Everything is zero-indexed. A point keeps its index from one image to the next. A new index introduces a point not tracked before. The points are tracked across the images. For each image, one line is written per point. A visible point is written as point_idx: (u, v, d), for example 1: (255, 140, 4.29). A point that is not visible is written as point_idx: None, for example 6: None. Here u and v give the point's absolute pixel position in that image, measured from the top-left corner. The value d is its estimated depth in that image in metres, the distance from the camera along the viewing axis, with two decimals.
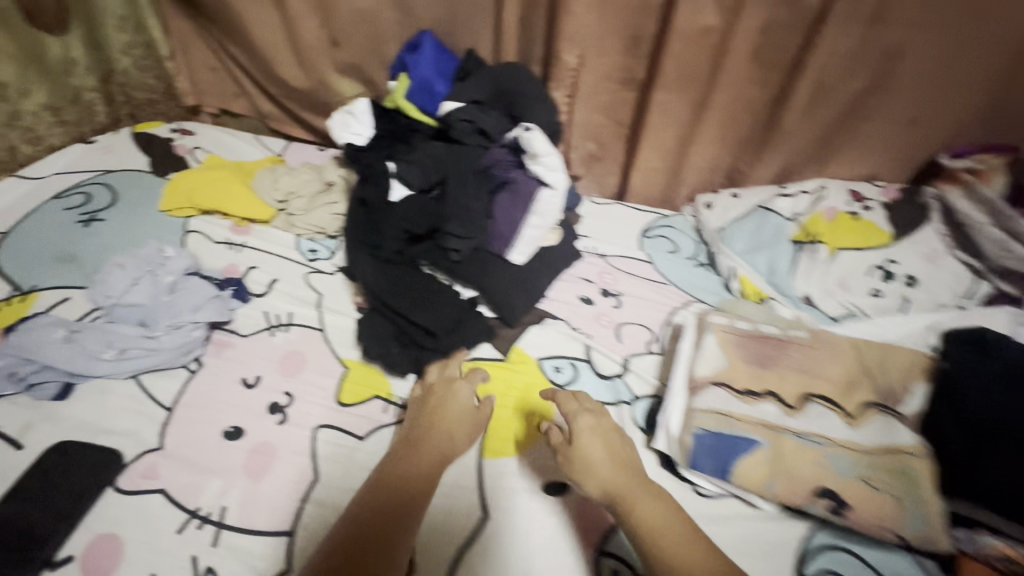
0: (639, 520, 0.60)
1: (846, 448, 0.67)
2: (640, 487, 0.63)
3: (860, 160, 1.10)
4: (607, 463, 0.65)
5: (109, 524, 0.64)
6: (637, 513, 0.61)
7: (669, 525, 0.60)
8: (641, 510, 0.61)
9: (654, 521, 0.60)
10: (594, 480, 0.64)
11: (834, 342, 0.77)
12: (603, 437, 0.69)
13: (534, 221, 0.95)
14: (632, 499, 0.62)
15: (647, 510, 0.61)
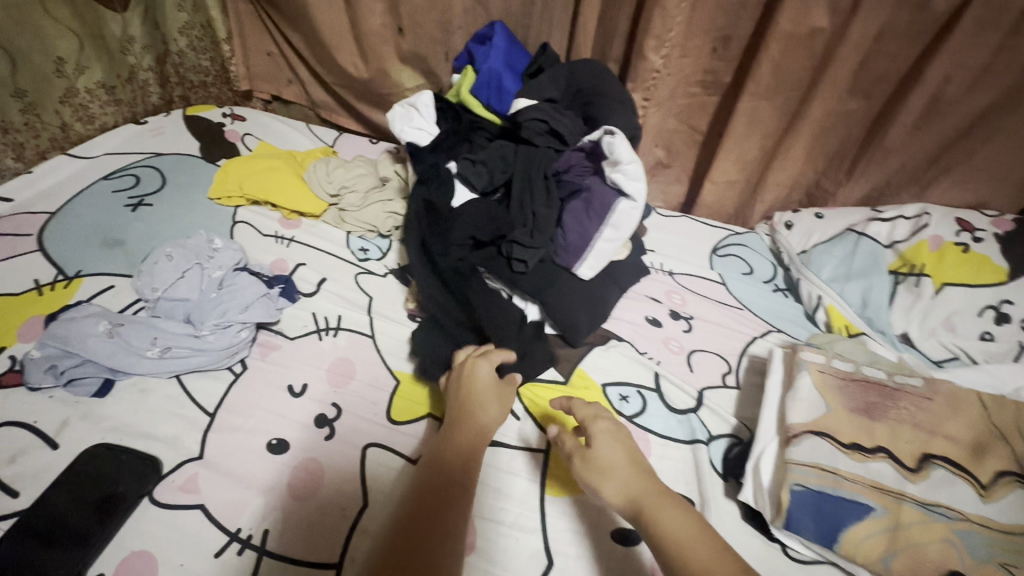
0: (658, 529, 0.51)
1: (978, 524, 0.57)
2: (657, 491, 0.55)
3: (971, 186, 0.99)
4: (624, 465, 0.58)
5: (144, 541, 0.58)
6: (659, 520, 0.52)
7: (685, 530, 0.50)
8: (661, 517, 0.52)
9: (678, 531, 0.50)
10: (616, 482, 0.57)
11: (954, 394, 0.68)
12: (622, 441, 0.61)
13: (609, 234, 0.84)
14: (657, 509, 0.53)
15: (665, 516, 0.52)
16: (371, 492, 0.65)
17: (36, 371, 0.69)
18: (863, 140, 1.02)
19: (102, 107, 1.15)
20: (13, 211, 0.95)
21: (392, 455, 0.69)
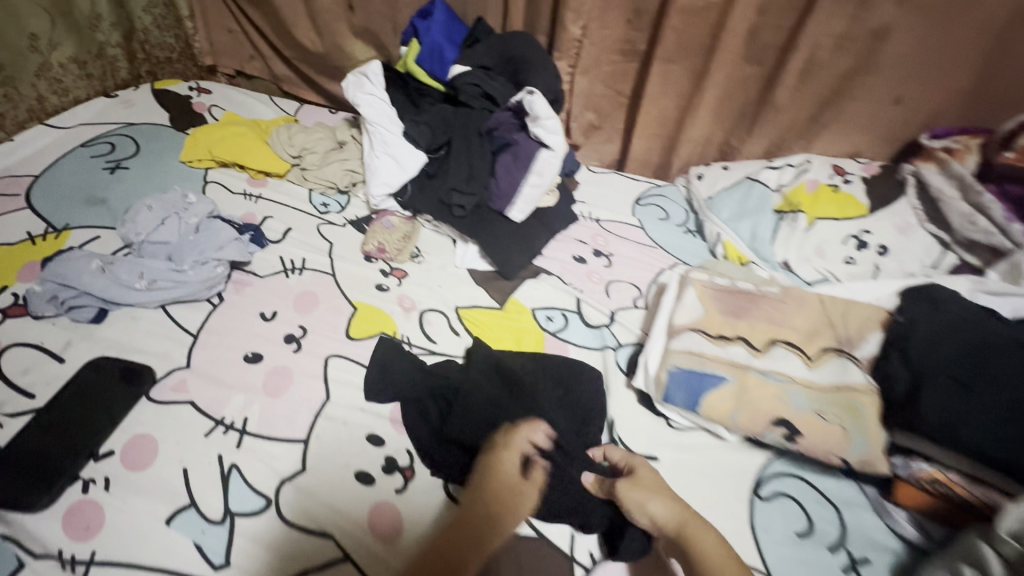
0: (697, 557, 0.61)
1: (804, 385, 0.74)
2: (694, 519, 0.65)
3: (845, 138, 1.17)
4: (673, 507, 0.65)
5: (145, 427, 0.72)
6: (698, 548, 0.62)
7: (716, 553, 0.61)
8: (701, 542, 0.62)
9: (709, 551, 0.61)
10: (663, 506, 0.65)
11: (802, 296, 0.85)
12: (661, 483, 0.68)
13: (533, 180, 0.99)
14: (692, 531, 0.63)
15: (704, 541, 0.62)
16: (333, 390, 0.80)
17: (40, 301, 0.81)
18: (758, 102, 1.17)
19: (73, 81, 1.23)
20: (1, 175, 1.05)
21: (353, 364, 0.84)
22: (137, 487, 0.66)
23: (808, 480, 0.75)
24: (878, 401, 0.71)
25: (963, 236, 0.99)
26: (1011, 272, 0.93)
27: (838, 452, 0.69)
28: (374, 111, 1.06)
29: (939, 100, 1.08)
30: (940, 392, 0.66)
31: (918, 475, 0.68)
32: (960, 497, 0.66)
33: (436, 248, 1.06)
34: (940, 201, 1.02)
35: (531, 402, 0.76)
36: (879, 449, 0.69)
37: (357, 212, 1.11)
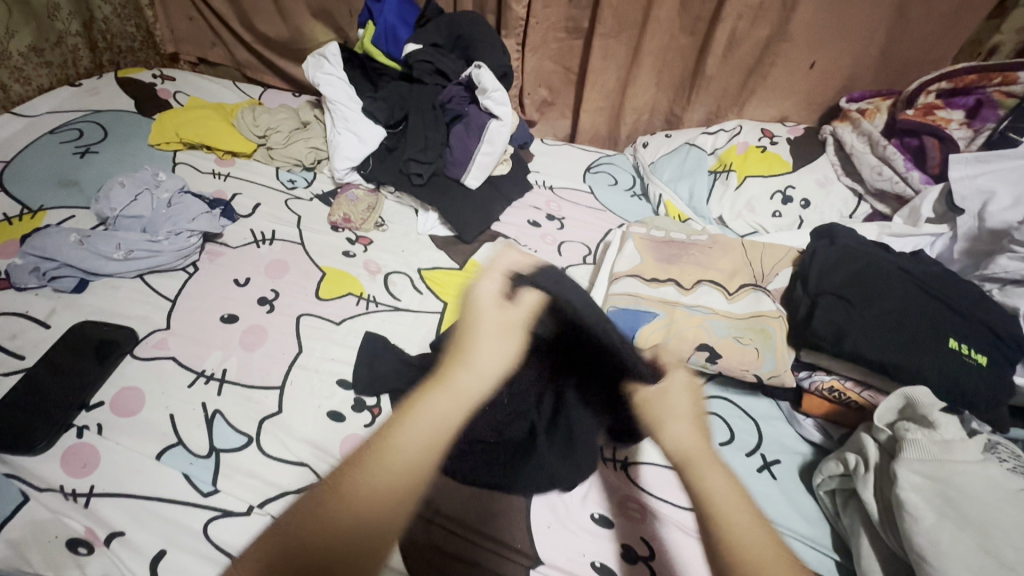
0: (708, 504, 0.66)
1: (724, 315, 0.85)
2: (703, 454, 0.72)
3: (772, 104, 1.28)
4: (689, 413, 0.76)
5: (131, 380, 0.78)
6: (704, 483, 0.69)
7: (732, 505, 0.66)
8: (701, 480, 0.69)
9: (714, 491, 0.67)
10: (681, 430, 0.74)
11: (727, 243, 0.95)
12: (691, 393, 0.79)
13: (485, 148, 1.09)
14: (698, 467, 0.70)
15: (706, 479, 0.69)
16: (305, 343, 0.86)
17: (22, 273, 0.86)
18: (693, 72, 1.28)
19: (35, 70, 1.26)
20: None
21: (321, 319, 0.90)
22: (128, 430, 0.73)
23: (731, 400, 0.85)
24: (784, 324, 0.83)
25: (873, 186, 1.10)
26: (911, 215, 1.03)
27: (751, 369, 0.80)
28: (333, 90, 1.14)
29: (847, 65, 1.20)
30: (832, 310, 0.77)
31: (818, 386, 0.79)
32: (853, 400, 0.77)
33: (399, 217, 1.13)
34: (851, 156, 1.14)
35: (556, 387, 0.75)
36: (785, 365, 0.80)
37: (323, 187, 1.17)
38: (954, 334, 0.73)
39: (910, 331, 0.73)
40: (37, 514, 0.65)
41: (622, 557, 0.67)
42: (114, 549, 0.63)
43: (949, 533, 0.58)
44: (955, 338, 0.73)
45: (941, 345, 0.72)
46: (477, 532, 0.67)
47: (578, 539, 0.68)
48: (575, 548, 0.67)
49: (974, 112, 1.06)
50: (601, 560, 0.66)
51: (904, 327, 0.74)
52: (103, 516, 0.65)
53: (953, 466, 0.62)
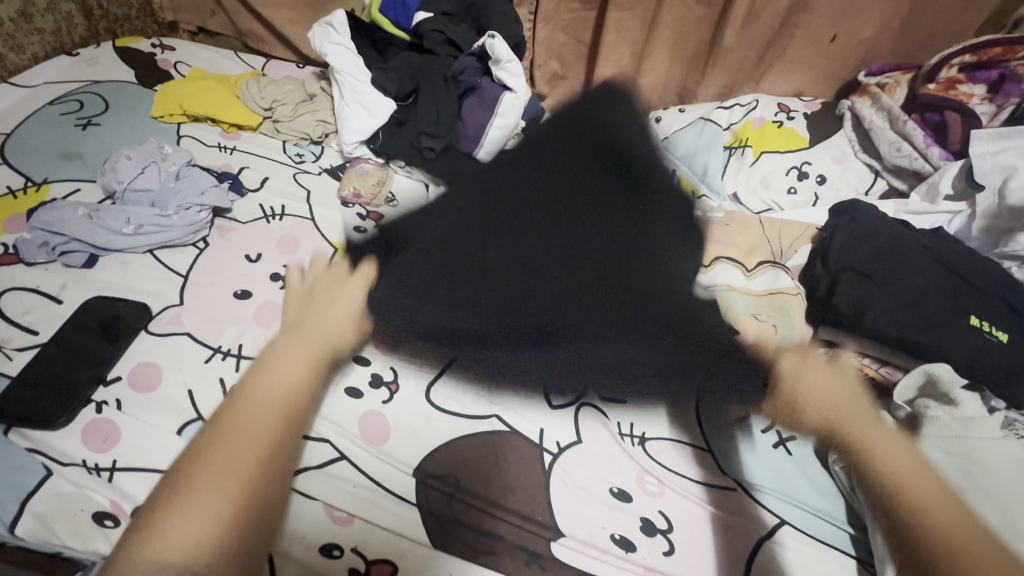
0: (875, 465, 0.64)
1: (741, 292, 0.84)
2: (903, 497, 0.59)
3: (789, 79, 1.27)
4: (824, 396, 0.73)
5: (148, 356, 0.77)
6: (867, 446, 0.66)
7: (896, 458, 0.64)
8: (869, 452, 0.66)
9: (882, 448, 0.65)
10: (818, 402, 0.73)
11: (741, 220, 0.94)
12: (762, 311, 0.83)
13: (498, 122, 1.07)
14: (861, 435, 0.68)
15: (891, 457, 0.64)
16: None
17: (31, 248, 0.85)
18: (709, 45, 1.25)
19: (26, 37, 1.21)
20: None
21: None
22: (147, 405, 0.72)
23: None
24: (802, 302, 0.83)
25: (891, 162, 1.09)
26: (930, 192, 1.03)
27: (773, 346, 0.79)
28: (341, 60, 1.11)
29: (868, 37, 1.19)
30: (852, 285, 0.77)
31: (838, 361, 0.79)
32: (871, 376, 0.77)
33: (409, 193, 1.11)
34: (870, 132, 1.12)
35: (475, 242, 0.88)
36: (804, 340, 0.80)
37: (331, 161, 1.15)
38: (975, 311, 0.73)
39: (930, 307, 0.74)
40: (61, 487, 0.65)
41: (643, 530, 0.68)
42: None
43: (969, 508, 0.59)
44: (976, 315, 0.73)
45: (962, 322, 0.72)
46: (498, 504, 0.68)
47: (596, 475, 0.72)
48: (596, 521, 0.68)
49: (996, 87, 1.04)
50: (621, 533, 0.67)
51: (926, 303, 0.74)
52: (126, 490, 0.65)
53: (974, 443, 0.63)
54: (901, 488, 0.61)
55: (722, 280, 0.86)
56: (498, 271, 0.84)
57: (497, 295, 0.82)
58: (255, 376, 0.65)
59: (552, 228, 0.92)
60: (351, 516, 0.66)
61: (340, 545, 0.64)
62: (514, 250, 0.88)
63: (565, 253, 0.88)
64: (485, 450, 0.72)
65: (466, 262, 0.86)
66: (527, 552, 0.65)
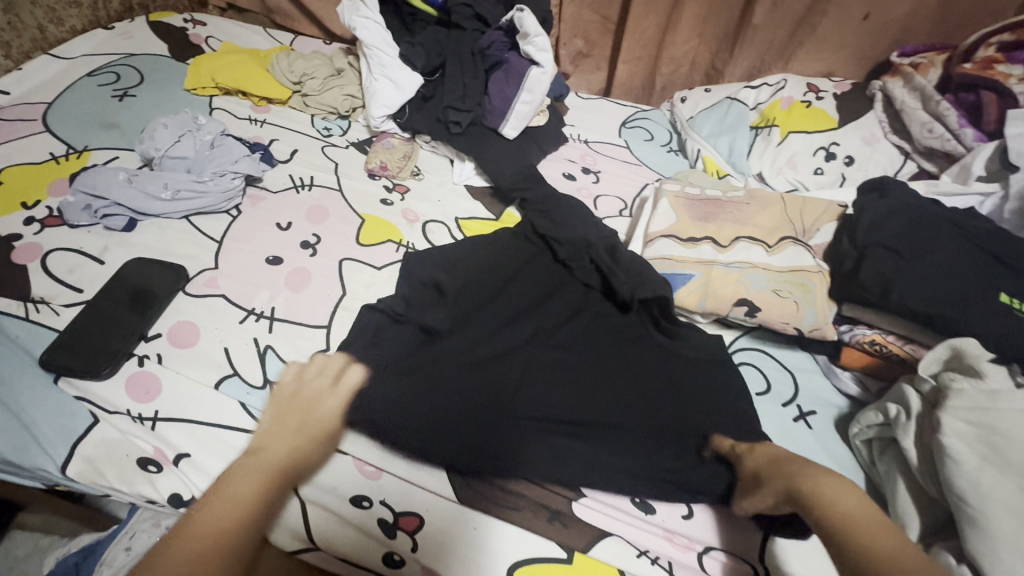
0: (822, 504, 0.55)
1: (762, 269, 0.84)
2: (813, 471, 0.59)
3: (819, 59, 1.25)
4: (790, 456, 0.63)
5: (186, 315, 0.80)
6: (824, 491, 0.56)
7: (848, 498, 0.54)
8: (829, 493, 0.55)
9: (848, 503, 0.54)
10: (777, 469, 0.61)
11: (767, 198, 0.94)
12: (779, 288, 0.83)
13: (524, 97, 1.07)
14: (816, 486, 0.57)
15: (839, 496, 0.55)
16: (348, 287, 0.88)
17: (74, 211, 0.88)
18: (738, 23, 1.24)
19: (66, 10, 1.24)
20: (14, 101, 1.09)
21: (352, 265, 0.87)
22: (186, 360, 0.75)
23: (769, 353, 0.86)
24: (824, 279, 0.83)
25: (922, 143, 1.07)
26: (961, 173, 1.01)
27: (792, 322, 0.80)
28: (369, 34, 1.12)
29: (903, 15, 1.16)
30: (878, 261, 0.77)
31: (860, 339, 0.80)
32: (893, 353, 0.78)
33: (434, 167, 1.12)
34: (901, 113, 1.10)
35: (500, 264, 0.91)
36: (827, 317, 0.80)
37: (358, 136, 1.17)
38: (1005, 288, 0.73)
39: (959, 284, 0.73)
40: (107, 434, 0.68)
41: (662, 494, 0.69)
42: (182, 468, 0.66)
43: (992, 476, 0.59)
44: (1006, 294, 0.73)
45: (992, 299, 0.72)
46: None
47: None
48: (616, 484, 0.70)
49: None
50: (641, 497, 0.69)
51: (954, 279, 0.74)
52: (168, 438, 0.68)
53: (1000, 413, 0.62)
54: (834, 510, 0.53)
55: (742, 258, 0.86)
56: (515, 286, 0.88)
57: (515, 311, 0.85)
58: (226, 487, 0.56)
59: (575, 237, 0.93)
60: (379, 470, 0.68)
61: (369, 497, 0.66)
62: (537, 274, 0.90)
63: (584, 290, 0.89)
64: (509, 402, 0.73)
65: (491, 278, 0.89)
66: (549, 510, 0.67)
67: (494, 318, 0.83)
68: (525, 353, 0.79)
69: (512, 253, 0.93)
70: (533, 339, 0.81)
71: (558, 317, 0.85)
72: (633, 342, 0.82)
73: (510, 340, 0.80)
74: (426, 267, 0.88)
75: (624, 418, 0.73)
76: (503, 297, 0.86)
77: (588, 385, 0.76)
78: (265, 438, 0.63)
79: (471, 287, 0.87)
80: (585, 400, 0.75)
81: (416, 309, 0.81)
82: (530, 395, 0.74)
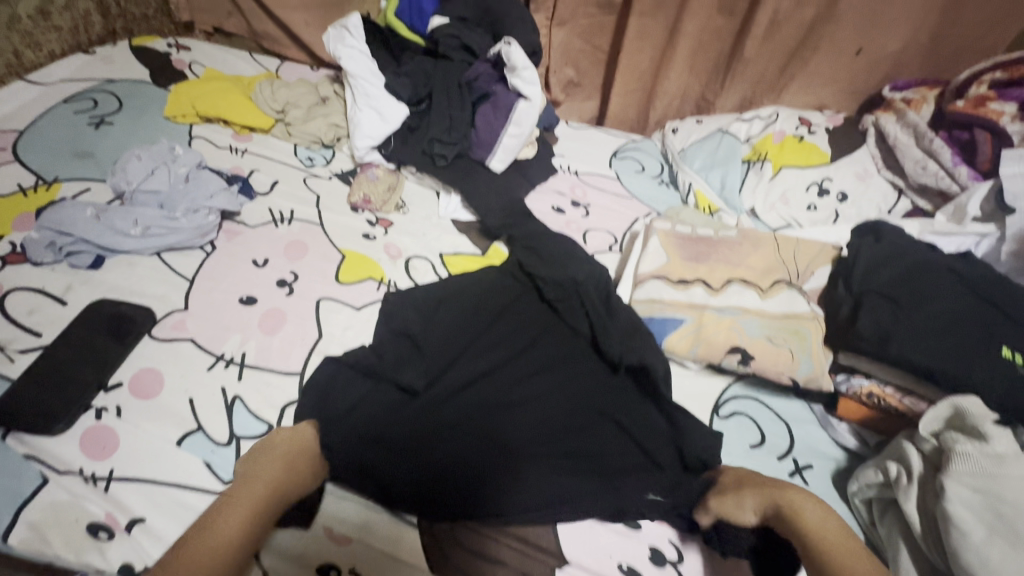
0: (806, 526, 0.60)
1: (756, 314, 0.81)
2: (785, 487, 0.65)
3: (811, 92, 1.24)
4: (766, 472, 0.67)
5: (150, 362, 0.76)
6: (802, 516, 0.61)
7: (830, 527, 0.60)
8: (804, 513, 0.61)
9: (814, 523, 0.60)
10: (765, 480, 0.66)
11: (759, 238, 0.92)
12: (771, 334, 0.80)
13: (512, 130, 1.05)
14: (797, 504, 0.62)
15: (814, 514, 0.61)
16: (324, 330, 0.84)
17: (38, 248, 0.84)
18: (730, 55, 1.22)
19: (44, 35, 1.21)
20: None
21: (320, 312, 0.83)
22: (147, 412, 0.71)
23: (763, 400, 0.82)
24: (819, 326, 0.80)
25: (916, 180, 1.05)
26: (956, 212, 0.98)
27: (787, 372, 0.77)
28: (355, 64, 1.10)
29: (895, 51, 1.16)
30: (872, 310, 0.74)
31: (857, 390, 0.77)
32: (892, 406, 0.75)
33: (419, 200, 1.09)
34: (894, 147, 1.08)
35: (488, 305, 0.88)
36: (823, 366, 0.77)
37: (342, 166, 1.13)
38: (1006, 341, 0.70)
39: (959, 336, 0.71)
40: (56, 496, 0.63)
41: (650, 560, 0.65)
42: (134, 536, 0.62)
43: (1000, 551, 0.55)
44: (1007, 346, 0.70)
45: (993, 353, 0.69)
46: (499, 528, 0.66)
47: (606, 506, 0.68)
48: (603, 548, 0.66)
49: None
50: (628, 563, 0.65)
51: (953, 332, 0.71)
52: (123, 502, 0.63)
53: (1006, 480, 0.59)
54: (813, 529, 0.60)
55: (734, 302, 0.83)
56: (501, 330, 0.85)
57: (497, 356, 0.82)
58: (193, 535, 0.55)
59: (565, 278, 0.90)
60: (348, 536, 0.63)
61: (337, 566, 0.62)
62: (530, 315, 0.88)
63: (573, 334, 0.86)
64: (493, 463, 0.70)
65: (477, 320, 0.85)
66: None
67: (473, 365, 0.80)
68: (502, 403, 0.77)
69: (502, 291, 0.90)
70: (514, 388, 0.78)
71: (538, 364, 0.82)
72: (616, 394, 0.79)
73: (494, 391, 0.78)
74: (409, 306, 0.85)
75: (593, 478, 0.70)
76: (484, 341, 0.83)
77: (564, 440, 0.73)
78: (241, 475, 0.61)
79: (457, 336, 0.83)
80: (557, 457, 0.72)
81: (392, 362, 0.78)
82: (515, 459, 0.70)
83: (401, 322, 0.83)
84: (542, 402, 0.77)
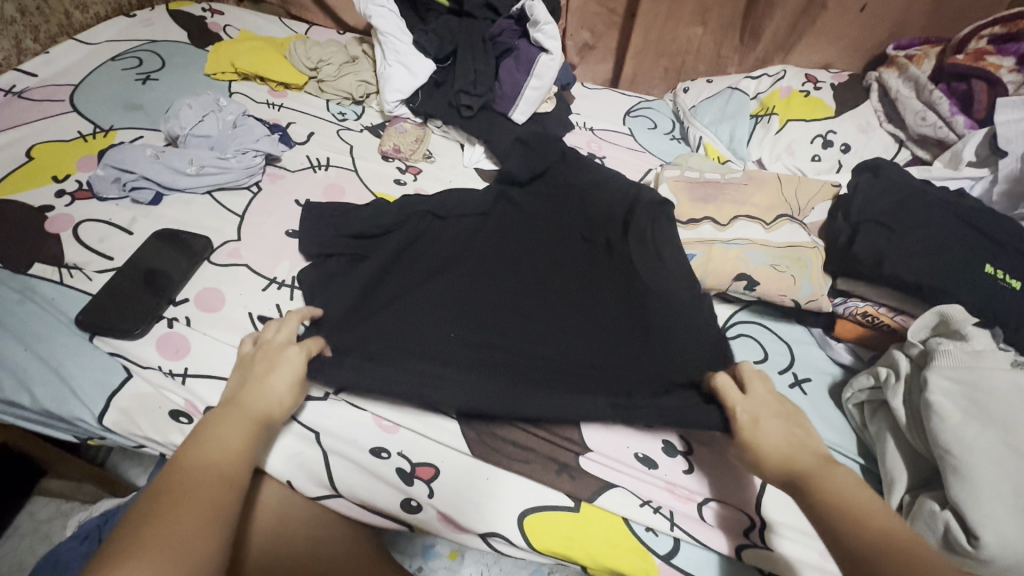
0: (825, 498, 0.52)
1: (761, 245, 0.88)
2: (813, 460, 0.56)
3: (817, 51, 1.30)
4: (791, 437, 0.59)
5: (212, 282, 0.84)
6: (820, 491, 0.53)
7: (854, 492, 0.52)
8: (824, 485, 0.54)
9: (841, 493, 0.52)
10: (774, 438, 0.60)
11: (765, 179, 0.98)
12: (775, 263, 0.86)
13: (533, 82, 1.12)
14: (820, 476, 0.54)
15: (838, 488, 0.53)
16: None
17: (104, 184, 0.92)
18: (744, 14, 1.27)
19: None
20: (43, 83, 1.14)
21: None
22: (213, 322, 0.79)
23: (766, 325, 0.90)
24: (819, 253, 0.87)
25: (915, 131, 1.11)
26: (952, 158, 1.04)
27: (788, 295, 0.85)
28: (384, 21, 1.16)
29: (899, 9, 1.21)
30: (870, 236, 0.81)
31: (853, 311, 0.84)
32: (885, 323, 0.82)
33: (444, 151, 1.16)
34: (896, 101, 1.15)
35: (511, 230, 0.93)
36: (823, 290, 0.85)
37: (372, 120, 1.21)
38: (991, 261, 0.77)
39: (948, 256, 0.77)
40: (141, 388, 0.73)
41: (664, 450, 0.73)
42: None
43: (974, 430, 0.63)
44: (991, 265, 0.77)
45: (978, 271, 0.76)
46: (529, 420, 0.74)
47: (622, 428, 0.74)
48: (620, 440, 0.74)
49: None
50: (643, 453, 0.73)
51: (942, 252, 0.78)
52: (198, 392, 0.72)
53: (983, 373, 0.66)
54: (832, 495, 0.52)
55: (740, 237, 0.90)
56: (523, 256, 0.90)
57: (511, 273, 0.88)
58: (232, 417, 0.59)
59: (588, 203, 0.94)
60: (397, 424, 0.72)
61: (387, 448, 0.71)
62: (547, 239, 0.92)
63: (591, 252, 0.90)
64: (505, 375, 0.76)
65: (498, 243, 0.91)
66: (556, 463, 0.71)
67: (488, 284, 0.86)
68: (517, 315, 0.83)
69: (526, 216, 0.95)
70: (547, 308, 0.84)
71: (553, 277, 0.87)
72: (629, 306, 0.83)
73: (513, 300, 0.84)
74: (442, 228, 0.93)
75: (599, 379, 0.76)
76: (503, 261, 0.90)
77: (574, 347, 0.79)
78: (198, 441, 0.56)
79: (470, 254, 0.90)
80: (568, 362, 0.78)
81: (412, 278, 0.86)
82: (528, 365, 0.77)
83: (432, 241, 0.91)
84: (553, 313, 0.83)
